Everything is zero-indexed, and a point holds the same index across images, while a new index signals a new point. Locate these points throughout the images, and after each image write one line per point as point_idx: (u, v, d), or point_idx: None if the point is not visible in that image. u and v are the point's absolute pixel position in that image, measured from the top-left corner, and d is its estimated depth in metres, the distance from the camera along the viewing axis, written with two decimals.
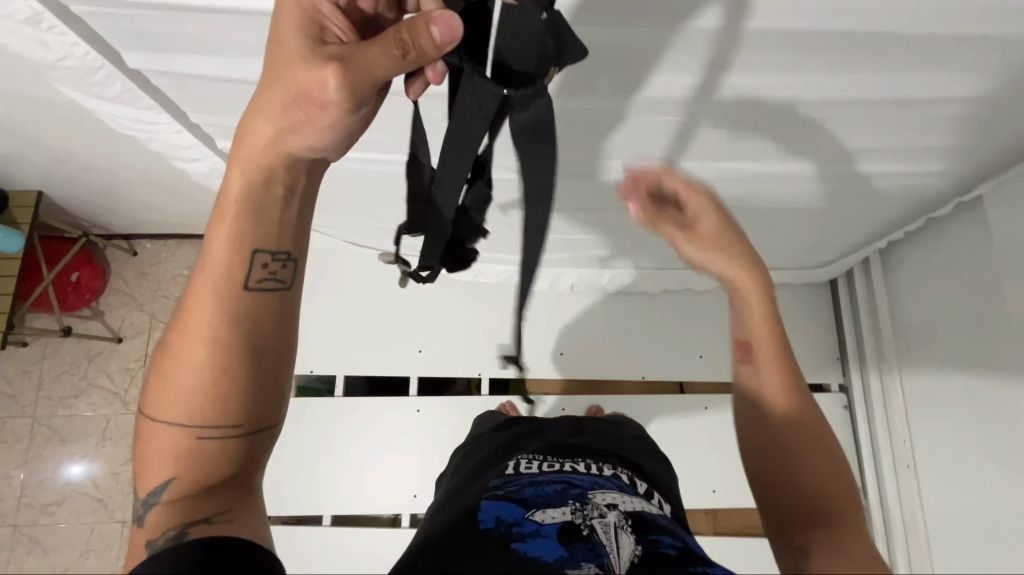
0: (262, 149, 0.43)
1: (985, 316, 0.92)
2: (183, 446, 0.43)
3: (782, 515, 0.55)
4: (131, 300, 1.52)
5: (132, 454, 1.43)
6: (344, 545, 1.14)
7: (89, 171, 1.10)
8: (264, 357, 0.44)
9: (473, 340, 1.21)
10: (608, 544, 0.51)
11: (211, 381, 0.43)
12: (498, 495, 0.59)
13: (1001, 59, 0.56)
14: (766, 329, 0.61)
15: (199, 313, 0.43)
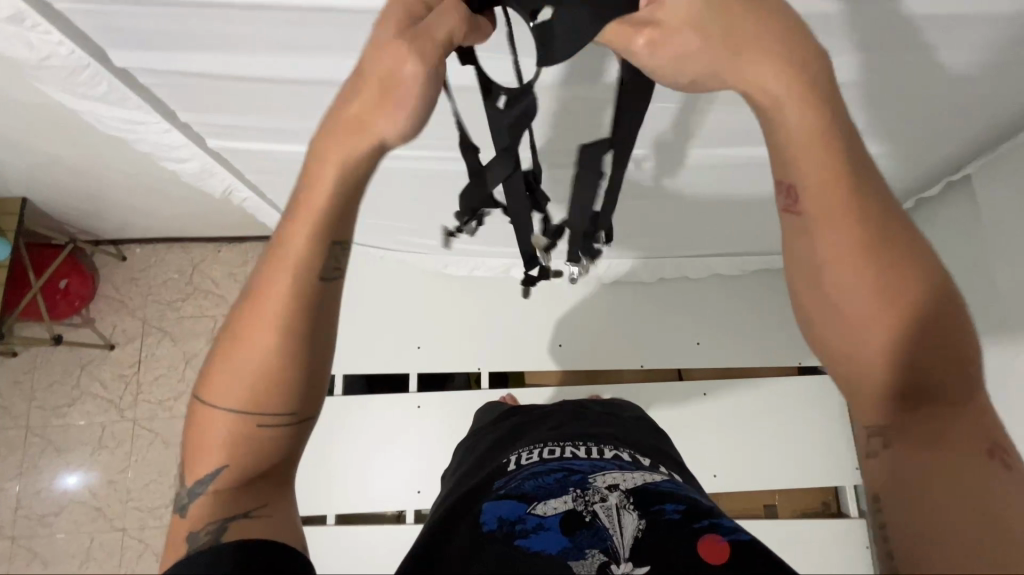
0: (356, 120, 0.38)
1: (976, 291, 0.93)
2: (234, 438, 0.42)
3: (861, 401, 0.38)
4: (122, 306, 1.51)
5: (129, 461, 1.43)
6: (348, 543, 1.13)
7: (74, 175, 1.08)
8: (325, 351, 0.42)
9: (472, 335, 1.21)
10: (610, 527, 0.51)
11: (272, 372, 0.41)
12: (499, 494, 0.58)
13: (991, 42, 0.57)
14: (821, 160, 0.36)
15: (267, 296, 0.41)
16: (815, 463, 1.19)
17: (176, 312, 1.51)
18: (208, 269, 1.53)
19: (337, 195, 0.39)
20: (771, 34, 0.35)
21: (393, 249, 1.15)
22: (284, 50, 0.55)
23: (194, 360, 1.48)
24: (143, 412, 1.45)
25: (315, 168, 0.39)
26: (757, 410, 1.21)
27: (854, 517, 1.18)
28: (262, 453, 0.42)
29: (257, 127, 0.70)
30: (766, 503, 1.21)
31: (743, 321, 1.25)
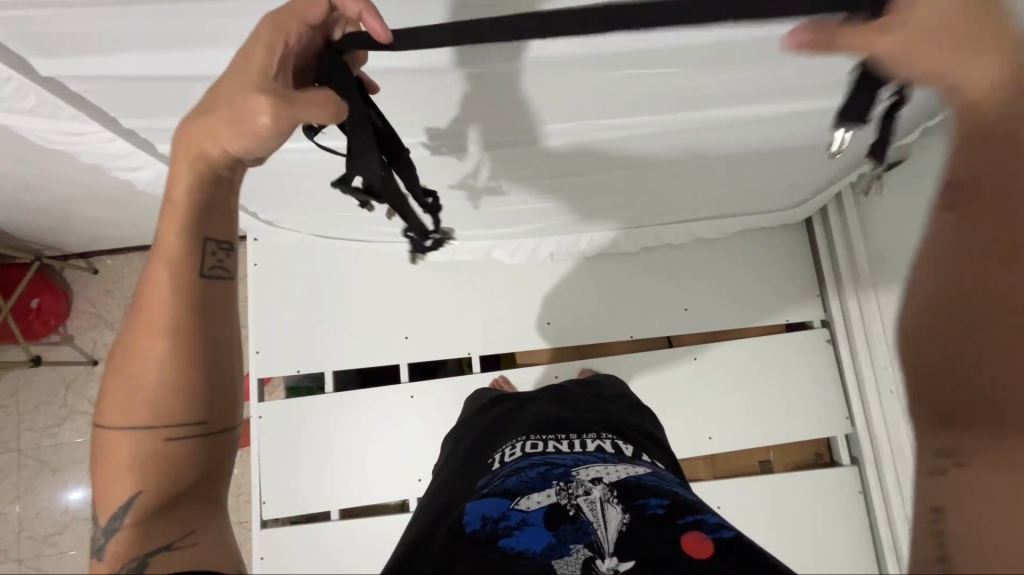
0: (204, 138, 0.44)
1: None
2: (142, 458, 0.45)
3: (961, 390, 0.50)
4: (100, 321, 1.47)
5: None
6: (353, 538, 1.13)
7: (28, 191, 1.04)
8: (218, 347, 0.48)
9: (459, 320, 1.20)
10: (595, 520, 0.53)
11: (164, 378, 0.46)
12: (482, 493, 0.58)
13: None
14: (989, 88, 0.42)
15: (149, 308, 0.46)
16: (805, 417, 1.21)
17: None
18: None
19: (197, 202, 0.47)
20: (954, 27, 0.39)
21: (370, 240, 1.12)
22: (221, 46, 0.52)
23: None
24: None
25: (174, 181, 0.46)
26: (747, 370, 1.22)
27: (846, 465, 1.21)
28: (171, 465, 0.46)
29: None
30: (761, 460, 1.23)
31: (728, 285, 1.24)
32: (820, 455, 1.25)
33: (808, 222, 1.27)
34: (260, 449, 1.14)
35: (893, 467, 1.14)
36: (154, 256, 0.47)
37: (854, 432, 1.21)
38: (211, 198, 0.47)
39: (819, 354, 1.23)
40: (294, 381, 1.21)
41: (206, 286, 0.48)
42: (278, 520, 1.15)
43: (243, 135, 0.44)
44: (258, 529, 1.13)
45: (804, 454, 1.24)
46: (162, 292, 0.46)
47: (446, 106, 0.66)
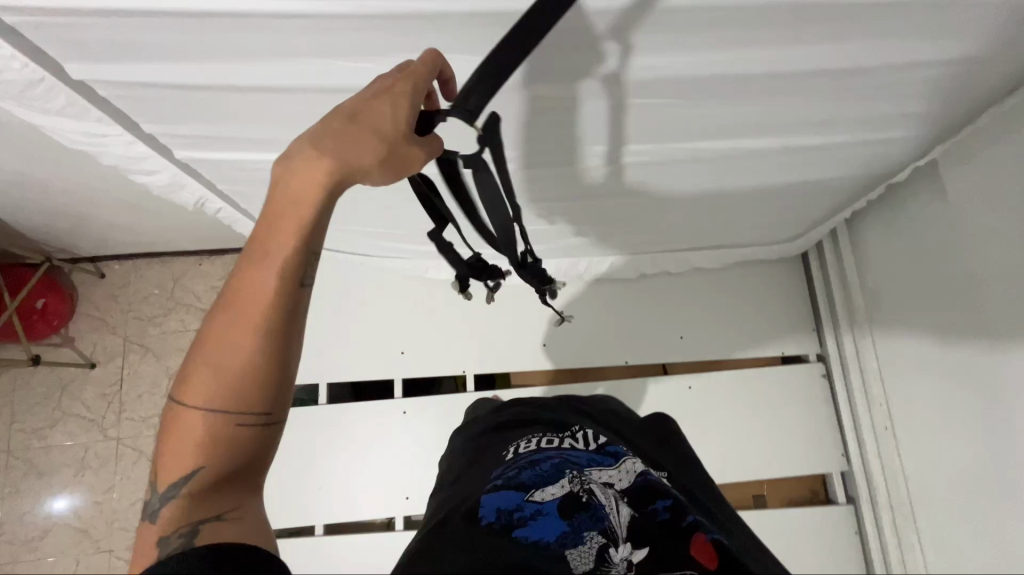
0: (349, 156, 0.42)
1: (948, 265, 0.95)
2: (211, 441, 0.42)
3: None
4: (102, 324, 1.48)
5: (115, 481, 1.43)
6: (336, 556, 1.11)
7: (48, 193, 1.08)
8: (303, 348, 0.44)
9: (457, 338, 1.21)
10: (607, 507, 0.58)
11: (250, 371, 0.42)
12: (498, 485, 0.62)
13: (935, 25, 0.60)
14: None
15: (243, 299, 0.42)
16: (800, 452, 1.20)
17: (158, 328, 1.52)
18: (190, 285, 1.54)
19: (320, 205, 0.42)
20: None
21: (372, 255, 1.15)
22: (246, 58, 0.55)
23: None
24: (126, 431, 1.45)
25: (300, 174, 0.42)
26: (742, 402, 1.22)
27: (841, 503, 1.18)
28: (238, 453, 0.42)
29: (225, 136, 0.70)
30: (755, 494, 1.21)
31: (724, 315, 1.26)
32: (815, 493, 1.23)
33: (804, 256, 1.29)
34: None
35: (888, 506, 1.11)
36: (256, 245, 0.42)
37: (849, 470, 1.19)
38: (337, 200, 0.44)
39: (814, 388, 1.23)
40: None
41: (306, 289, 0.43)
42: None
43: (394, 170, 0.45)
44: None
45: (798, 490, 1.22)
46: (260, 283, 0.42)
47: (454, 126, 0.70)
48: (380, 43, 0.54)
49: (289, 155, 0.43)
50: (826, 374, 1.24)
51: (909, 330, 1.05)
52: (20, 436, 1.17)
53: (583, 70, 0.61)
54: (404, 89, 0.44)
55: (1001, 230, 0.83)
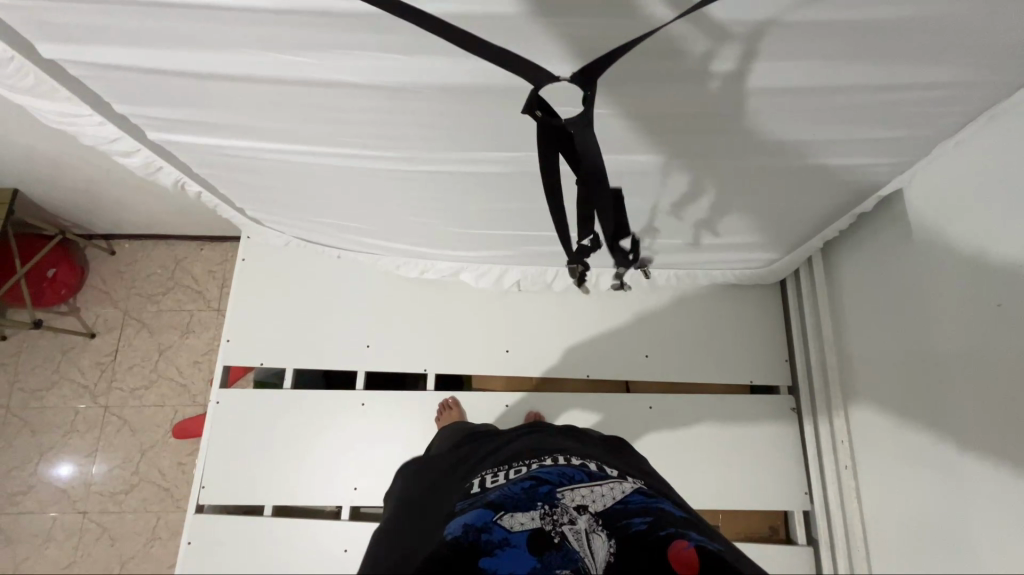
0: None
1: (916, 343, 0.94)
2: None
3: None
4: (106, 297, 1.58)
5: (97, 446, 1.46)
6: (280, 539, 1.13)
7: (59, 168, 1.17)
8: None
9: (422, 336, 1.23)
10: (581, 550, 0.53)
11: None
12: (465, 507, 0.60)
13: (867, 55, 0.59)
14: None
15: None
16: (761, 485, 1.16)
17: (156, 304, 1.59)
18: (191, 266, 1.62)
19: None
20: None
21: (347, 249, 1.19)
22: (200, 45, 0.61)
23: (167, 354, 1.56)
24: (115, 399, 1.51)
25: None
26: (705, 428, 1.18)
27: (801, 544, 1.14)
28: None
29: (192, 119, 0.76)
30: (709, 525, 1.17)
31: (694, 338, 1.23)
32: (775, 530, 1.18)
33: (782, 284, 1.26)
34: (209, 435, 1.17)
35: (846, 551, 1.08)
36: None
37: (811, 508, 1.16)
38: None
39: (782, 421, 1.20)
40: (258, 374, 1.26)
41: None
42: (215, 507, 1.17)
43: None
44: (193, 514, 1.14)
45: (757, 525, 1.18)
46: None
47: (399, 124, 0.73)
48: (320, 35, 0.58)
49: None
50: (796, 409, 1.20)
51: (879, 394, 1.02)
52: (12, 393, 1.19)
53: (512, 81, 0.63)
54: None
55: (974, 316, 0.83)
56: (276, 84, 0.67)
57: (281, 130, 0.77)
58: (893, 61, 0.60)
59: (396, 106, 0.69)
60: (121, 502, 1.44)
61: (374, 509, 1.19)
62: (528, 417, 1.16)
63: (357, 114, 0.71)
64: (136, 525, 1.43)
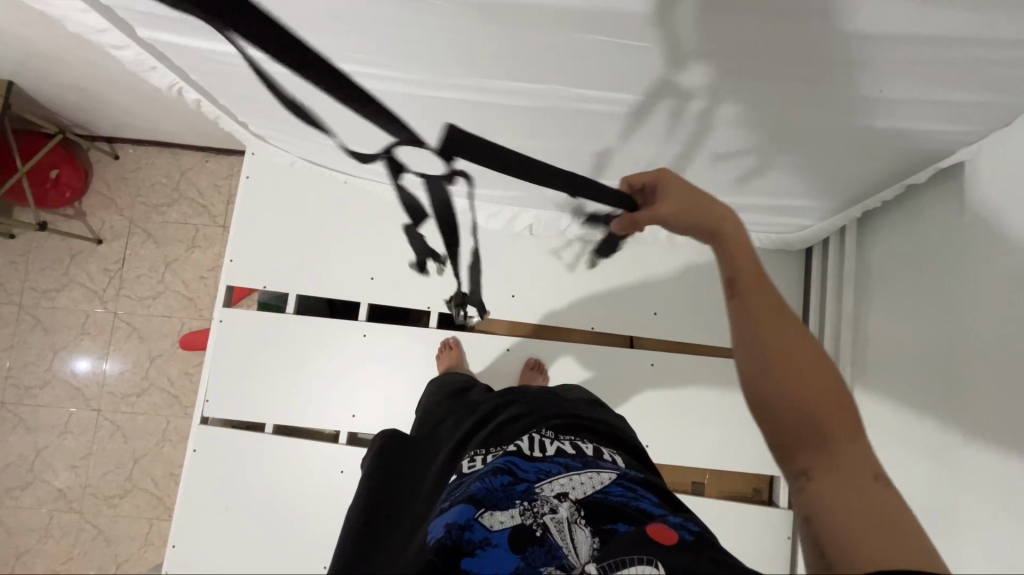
0: (742, 254, 0.46)
1: (942, 337, 0.87)
2: (774, 386, 0.43)
3: (789, 445, 0.43)
4: (111, 204, 1.55)
5: (108, 349, 1.51)
6: (280, 455, 1.18)
7: (50, 59, 1.10)
8: (792, 374, 0.43)
9: (428, 273, 1.20)
10: (564, 545, 0.53)
11: (784, 381, 0.43)
12: (446, 507, 0.58)
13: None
14: (851, 456, 0.42)
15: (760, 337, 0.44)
16: (752, 451, 1.17)
17: (161, 216, 1.56)
18: (196, 178, 1.57)
19: (711, 226, 0.47)
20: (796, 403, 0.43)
21: (353, 172, 1.14)
22: None
23: (174, 267, 1.55)
24: (123, 306, 1.53)
25: (725, 241, 0.47)
26: (703, 389, 1.18)
27: (782, 508, 1.17)
28: (789, 389, 0.43)
29: (183, 20, 0.69)
30: (695, 481, 1.19)
31: (706, 300, 1.19)
32: (759, 492, 1.21)
33: (807, 251, 1.20)
34: (212, 351, 1.19)
35: None
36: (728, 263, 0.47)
37: None
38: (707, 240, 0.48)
39: None
40: (262, 296, 1.25)
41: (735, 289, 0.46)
42: (218, 420, 1.21)
43: (698, 228, 0.47)
44: (198, 424, 1.18)
45: (742, 486, 1.20)
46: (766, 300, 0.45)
47: (409, 44, 0.66)
48: None
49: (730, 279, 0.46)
50: None
51: (891, 379, 0.99)
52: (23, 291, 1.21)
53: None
54: (672, 181, 0.48)
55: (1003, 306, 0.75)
56: None
57: None
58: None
59: (404, 22, 0.62)
60: (133, 404, 1.50)
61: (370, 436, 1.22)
62: (528, 363, 1.17)
63: (361, 24, 0.63)
64: (147, 426, 1.50)
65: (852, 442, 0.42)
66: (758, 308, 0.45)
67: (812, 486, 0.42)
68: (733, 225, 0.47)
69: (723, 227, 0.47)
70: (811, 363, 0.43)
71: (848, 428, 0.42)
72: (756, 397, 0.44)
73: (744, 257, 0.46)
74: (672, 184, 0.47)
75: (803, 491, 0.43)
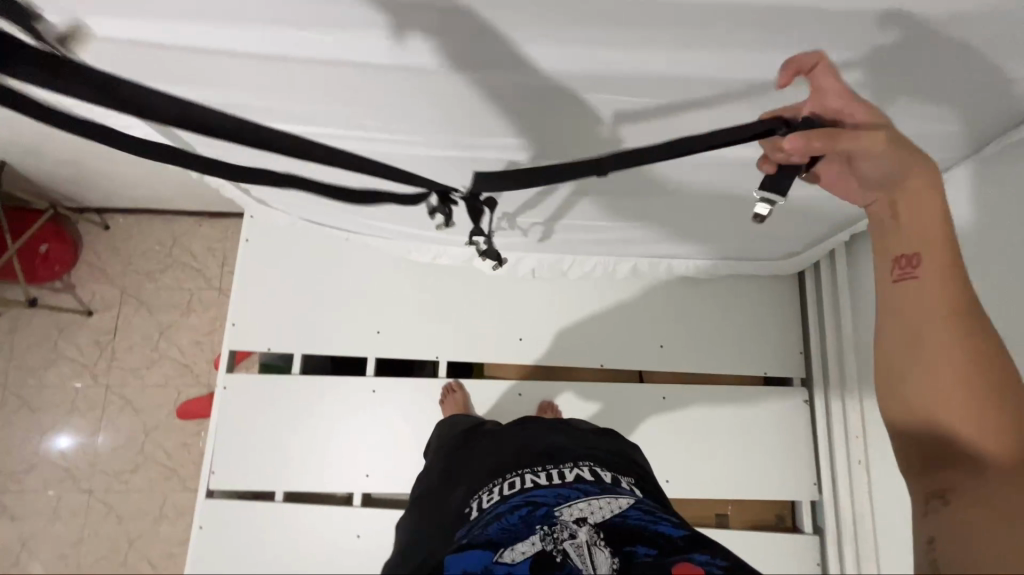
0: (936, 229, 0.49)
1: None
2: (938, 370, 0.47)
3: (937, 447, 0.48)
4: (102, 274, 1.53)
5: (100, 425, 1.45)
6: (291, 524, 1.13)
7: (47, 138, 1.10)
8: (957, 364, 0.47)
9: (435, 323, 1.20)
10: (584, 568, 0.55)
11: (951, 366, 0.47)
12: (463, 545, 0.59)
13: (956, 45, 0.54)
14: (1002, 465, 0.45)
15: (931, 322, 0.48)
16: (770, 477, 1.17)
17: (154, 283, 1.54)
18: (188, 243, 1.56)
19: (913, 196, 0.49)
20: (956, 395, 0.47)
21: (354, 232, 1.15)
22: None
23: (168, 334, 1.52)
24: (115, 378, 1.48)
25: (916, 221, 0.49)
26: (715, 418, 1.19)
27: (807, 533, 1.16)
28: (957, 378, 0.47)
29: None
30: (718, 513, 1.18)
31: (710, 330, 1.22)
32: (782, 518, 1.20)
33: (801, 275, 1.24)
34: (216, 423, 1.15)
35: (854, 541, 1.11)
36: (919, 241, 0.49)
37: (820, 499, 1.18)
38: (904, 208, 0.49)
39: (795, 413, 1.20)
40: (263, 358, 1.22)
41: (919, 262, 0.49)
42: (224, 493, 1.16)
43: (892, 185, 0.49)
44: (204, 499, 1.13)
45: (764, 514, 1.20)
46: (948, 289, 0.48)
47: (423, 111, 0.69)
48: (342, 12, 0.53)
49: (912, 254, 0.49)
50: (809, 402, 1.21)
51: None
52: (8, 373, 1.18)
53: (558, 63, 0.56)
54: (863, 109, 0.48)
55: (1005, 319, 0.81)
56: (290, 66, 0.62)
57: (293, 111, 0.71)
58: (986, 51, 0.55)
59: (420, 93, 0.65)
60: (126, 481, 1.43)
61: (385, 496, 1.18)
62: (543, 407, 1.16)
63: (378, 96, 0.65)
64: (141, 504, 1.43)
65: (1003, 450, 0.46)
66: (933, 299, 0.48)
67: (948, 502, 0.45)
68: (924, 170, 0.48)
69: (910, 201, 0.49)
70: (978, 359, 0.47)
71: (1002, 436, 0.46)
72: (920, 375, 0.48)
73: (937, 238, 0.49)
74: (859, 106, 0.48)
75: (936, 492, 0.47)
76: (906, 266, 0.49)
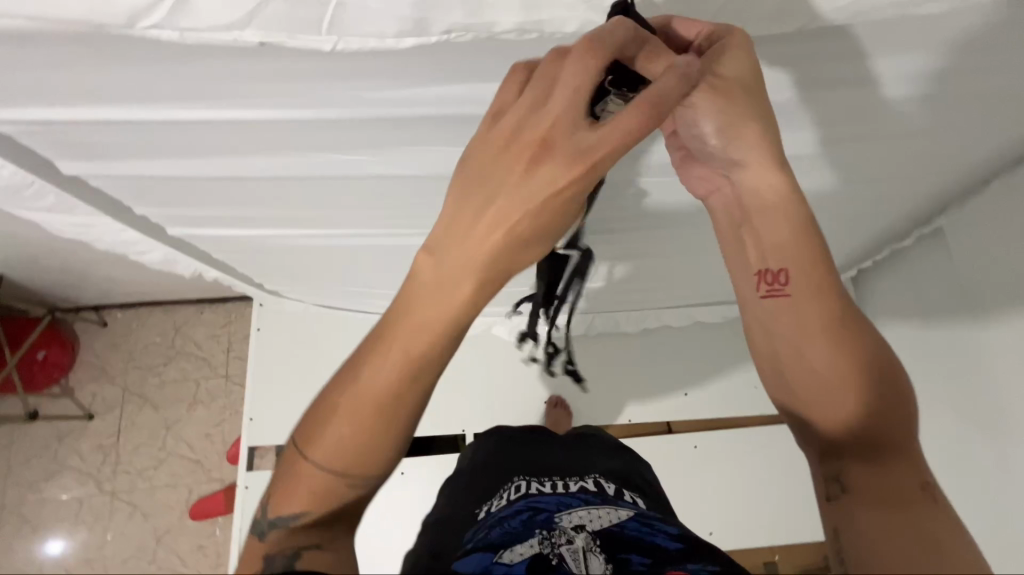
0: (765, 229, 0.46)
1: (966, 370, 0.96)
2: (821, 381, 0.43)
3: (828, 451, 0.42)
4: (102, 373, 1.48)
5: (106, 536, 1.37)
6: None
7: (53, 248, 1.09)
8: (812, 369, 0.43)
9: (459, 395, 1.19)
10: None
11: (816, 372, 0.43)
12: (467, 549, 0.54)
13: (946, 106, 0.60)
14: (904, 475, 0.40)
15: (798, 330, 0.44)
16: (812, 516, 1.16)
17: (157, 376, 1.49)
18: (190, 331, 1.53)
19: (779, 198, 0.45)
20: (843, 403, 0.42)
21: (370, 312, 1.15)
22: (240, 153, 0.57)
23: (175, 429, 1.46)
24: (121, 483, 1.41)
25: (774, 220, 0.46)
26: (749, 461, 1.18)
27: None
28: (853, 387, 0.42)
29: (226, 217, 0.71)
30: (765, 561, 1.15)
31: (732, 372, 1.23)
32: None
33: None
34: (240, 525, 1.10)
35: None
36: (758, 244, 0.47)
37: None
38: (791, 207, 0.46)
39: None
40: None
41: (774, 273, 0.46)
42: None
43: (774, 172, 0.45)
44: None
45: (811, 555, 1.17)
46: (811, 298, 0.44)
47: None
48: (385, 132, 0.54)
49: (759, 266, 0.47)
50: None
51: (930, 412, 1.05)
52: None
53: None
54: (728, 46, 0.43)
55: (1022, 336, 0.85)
56: (324, 183, 0.63)
57: (321, 218, 0.72)
58: (972, 107, 0.61)
59: None
60: None
61: None
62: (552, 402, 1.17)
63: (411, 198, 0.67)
64: None
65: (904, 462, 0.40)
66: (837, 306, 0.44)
67: (847, 492, 0.40)
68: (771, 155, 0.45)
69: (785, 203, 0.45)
70: (829, 359, 0.43)
71: (895, 443, 0.40)
72: (795, 386, 0.45)
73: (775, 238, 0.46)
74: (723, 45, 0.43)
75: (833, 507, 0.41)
76: (773, 283, 0.46)
